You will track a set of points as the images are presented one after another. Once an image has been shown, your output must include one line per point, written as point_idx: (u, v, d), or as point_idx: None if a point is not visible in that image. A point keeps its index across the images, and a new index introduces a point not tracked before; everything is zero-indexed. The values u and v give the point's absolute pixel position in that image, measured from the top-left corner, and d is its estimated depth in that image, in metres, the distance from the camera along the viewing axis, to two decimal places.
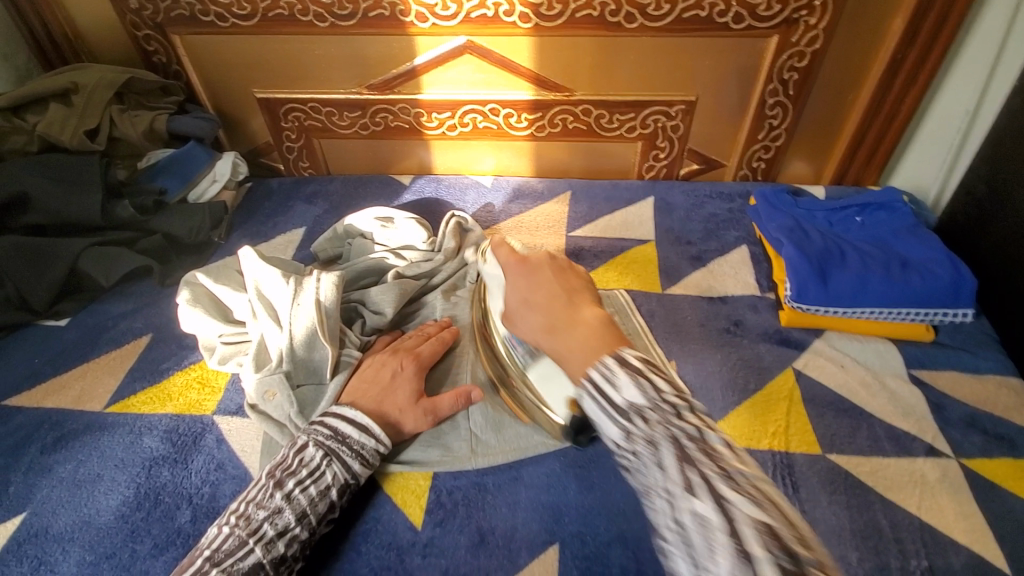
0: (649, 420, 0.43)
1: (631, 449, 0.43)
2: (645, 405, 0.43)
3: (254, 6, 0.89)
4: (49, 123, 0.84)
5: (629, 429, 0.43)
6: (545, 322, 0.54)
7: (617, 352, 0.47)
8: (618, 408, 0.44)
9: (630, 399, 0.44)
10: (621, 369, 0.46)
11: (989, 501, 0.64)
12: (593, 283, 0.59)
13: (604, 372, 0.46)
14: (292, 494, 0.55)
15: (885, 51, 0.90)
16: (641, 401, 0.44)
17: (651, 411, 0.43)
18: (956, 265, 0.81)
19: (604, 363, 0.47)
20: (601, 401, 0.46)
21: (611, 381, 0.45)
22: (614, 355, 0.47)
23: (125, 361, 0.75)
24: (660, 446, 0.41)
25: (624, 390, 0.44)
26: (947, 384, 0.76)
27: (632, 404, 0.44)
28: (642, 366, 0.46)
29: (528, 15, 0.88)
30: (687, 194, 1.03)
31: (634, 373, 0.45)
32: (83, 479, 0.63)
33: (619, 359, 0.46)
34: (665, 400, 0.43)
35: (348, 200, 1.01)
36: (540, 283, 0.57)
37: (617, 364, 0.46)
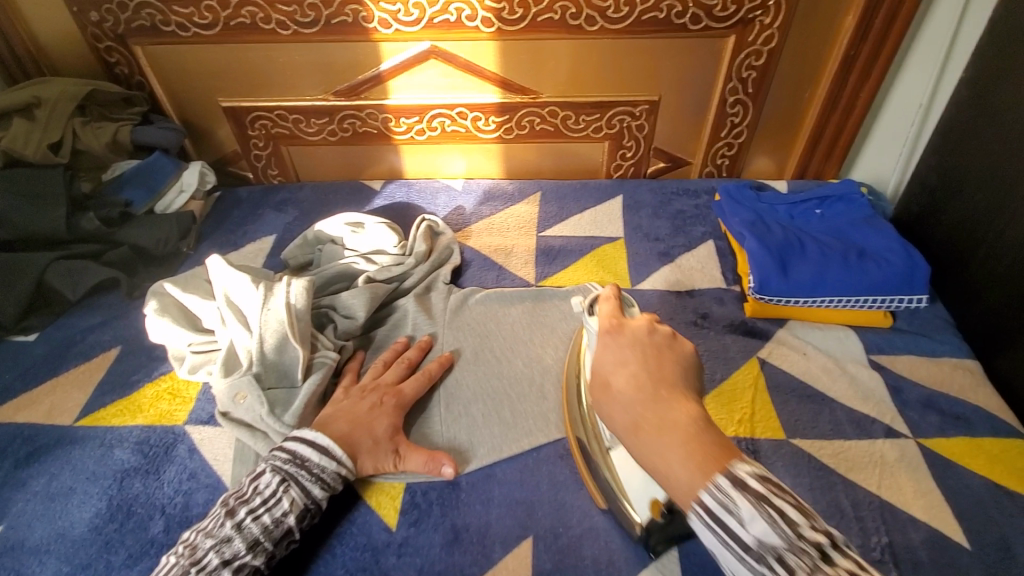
0: (791, 568, 0.38)
1: None
2: (779, 545, 0.39)
3: (216, 14, 0.89)
4: (13, 138, 0.82)
5: (769, 574, 0.39)
6: (627, 417, 0.47)
7: (730, 470, 0.42)
8: (744, 545, 0.40)
9: (759, 536, 0.39)
10: (742, 496, 0.40)
11: (945, 479, 0.66)
12: (693, 367, 0.52)
13: (721, 499, 0.41)
14: (243, 523, 0.54)
15: (838, 49, 0.93)
16: (773, 540, 0.39)
17: (791, 556, 0.38)
18: (910, 252, 0.84)
19: (721, 485, 0.41)
20: (721, 534, 0.41)
21: (730, 512, 0.40)
22: (726, 474, 0.42)
23: (94, 374, 0.74)
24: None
25: (751, 525, 0.39)
26: (904, 367, 0.79)
27: (761, 541, 0.39)
28: (763, 488, 0.40)
29: (490, 20, 0.89)
30: (654, 192, 1.05)
31: (757, 501, 0.40)
32: (56, 492, 0.62)
33: (735, 481, 0.41)
34: (803, 542, 0.38)
35: (319, 207, 1.01)
36: (628, 359, 0.51)
37: (734, 488, 0.41)
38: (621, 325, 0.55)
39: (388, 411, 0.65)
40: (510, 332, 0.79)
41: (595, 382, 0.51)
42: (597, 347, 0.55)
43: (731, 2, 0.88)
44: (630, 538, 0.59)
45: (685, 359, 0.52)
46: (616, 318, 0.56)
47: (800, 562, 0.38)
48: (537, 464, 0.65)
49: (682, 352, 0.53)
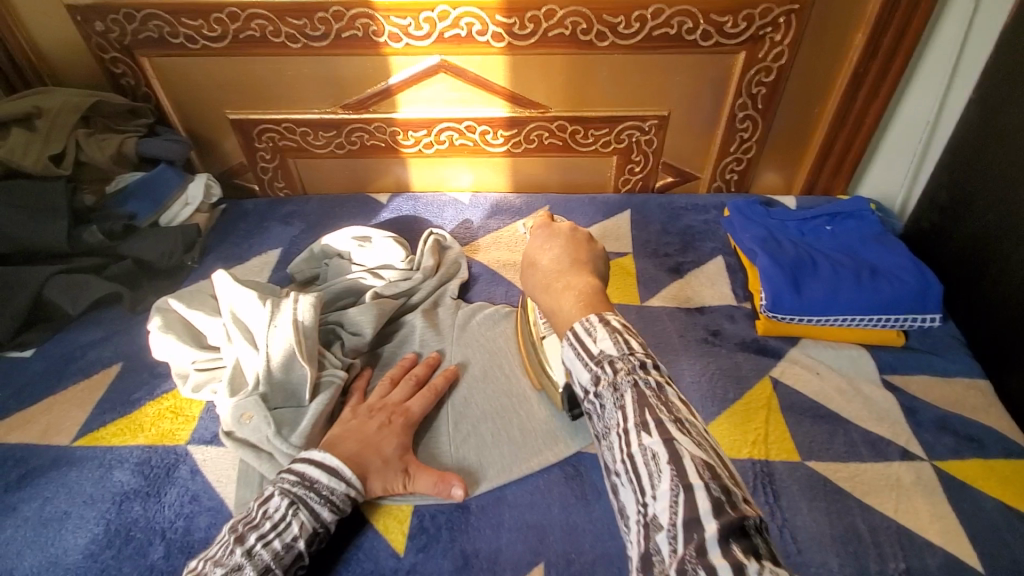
0: (614, 367, 0.47)
1: (597, 390, 0.48)
2: (616, 356, 0.47)
3: (225, 27, 0.88)
4: (10, 148, 0.80)
5: (598, 371, 0.48)
6: (544, 278, 0.59)
7: (601, 313, 0.52)
8: (590, 355, 0.49)
9: (603, 349, 0.48)
10: (603, 328, 0.50)
11: (962, 503, 0.65)
12: (603, 254, 0.64)
13: (586, 326, 0.50)
14: (254, 550, 0.52)
15: (848, 66, 0.93)
16: (613, 352, 0.48)
17: (620, 362, 0.47)
18: (922, 271, 0.83)
19: (589, 319, 0.51)
20: (578, 347, 0.50)
21: (590, 333, 0.50)
22: (599, 316, 0.51)
23: (95, 391, 0.73)
24: (623, 390, 0.45)
25: (600, 341, 0.49)
26: (919, 387, 0.77)
27: (602, 352, 0.48)
28: (620, 327, 0.50)
29: (501, 35, 0.89)
30: (663, 207, 1.04)
31: (612, 331, 0.49)
32: (50, 517, 0.60)
33: (602, 318, 0.51)
34: (633, 355, 0.47)
35: (325, 219, 1.00)
36: (554, 247, 0.62)
37: (599, 322, 0.50)
38: (551, 223, 0.66)
39: (397, 431, 0.64)
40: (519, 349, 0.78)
41: (525, 261, 0.63)
42: (530, 238, 0.65)
43: (742, 19, 0.88)
44: None
45: (597, 253, 0.63)
46: (548, 220, 0.67)
47: (624, 365, 0.47)
48: (548, 487, 0.64)
49: (598, 249, 0.64)
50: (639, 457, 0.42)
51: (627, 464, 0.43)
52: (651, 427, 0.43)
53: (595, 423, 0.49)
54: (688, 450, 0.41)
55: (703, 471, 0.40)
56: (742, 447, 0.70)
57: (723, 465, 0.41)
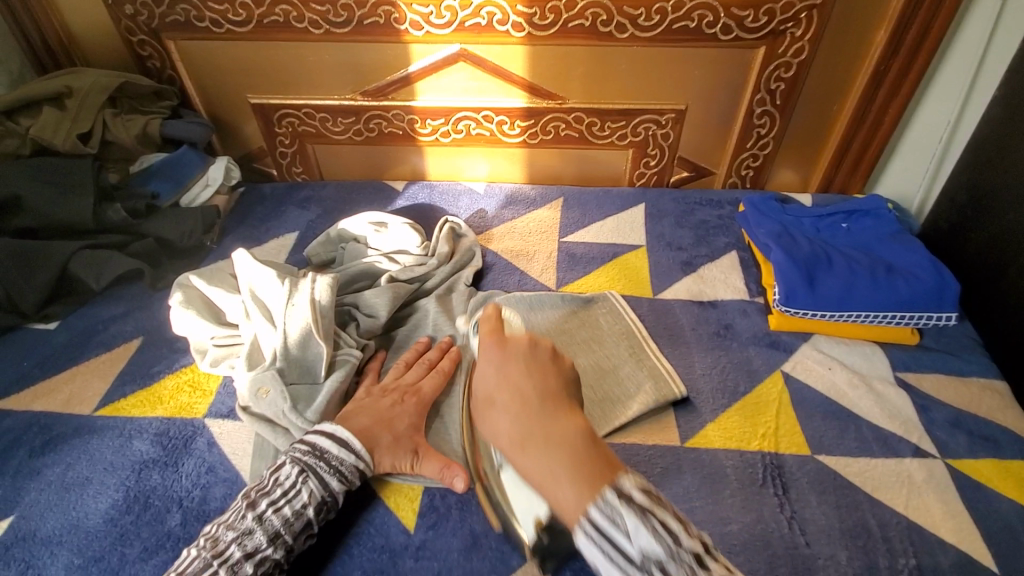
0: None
1: None
2: (662, 556, 0.41)
3: (250, 12, 0.90)
4: (42, 126, 0.83)
5: None
6: (515, 433, 0.49)
7: (616, 483, 0.44)
8: (629, 558, 0.41)
9: (644, 548, 0.41)
10: (628, 510, 0.43)
11: (973, 500, 0.65)
12: (570, 377, 0.55)
13: (608, 514, 0.42)
14: (264, 515, 0.53)
15: (869, 62, 0.92)
16: (656, 549, 0.41)
17: (672, 565, 0.41)
18: (939, 269, 0.83)
19: (608, 500, 0.43)
20: (606, 547, 0.42)
21: (617, 525, 0.42)
22: (613, 487, 0.44)
23: (115, 364, 0.74)
24: None
25: (635, 537, 0.42)
26: (932, 386, 0.77)
27: (644, 553, 0.41)
28: (645, 499, 0.43)
29: (521, 24, 0.90)
30: (677, 201, 1.04)
31: (642, 514, 0.42)
32: (72, 482, 0.62)
33: (622, 494, 0.43)
34: (682, 551, 0.41)
35: (342, 205, 1.01)
36: (514, 378, 0.52)
37: (619, 499, 0.43)
38: (506, 337, 0.56)
39: (410, 410, 0.65)
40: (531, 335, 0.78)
41: (482, 399, 0.53)
42: (482, 359, 0.55)
43: (763, 14, 0.88)
44: None
45: (566, 373, 0.55)
46: (498, 328, 0.58)
47: (680, 571, 0.41)
48: None
49: (565, 367, 0.55)
50: None
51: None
52: None
53: None
54: None
55: None
56: (752, 439, 0.70)
57: None
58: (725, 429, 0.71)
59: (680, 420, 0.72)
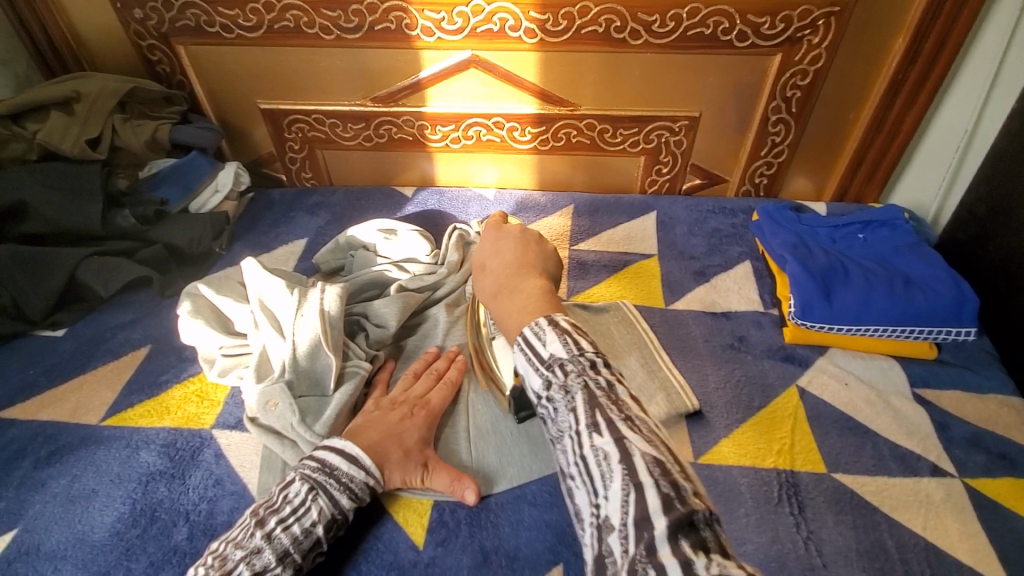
0: (567, 370, 0.50)
1: (550, 395, 0.51)
2: (565, 358, 0.51)
3: (260, 17, 0.89)
4: (50, 131, 0.82)
5: (550, 375, 0.51)
6: (491, 286, 0.64)
7: (549, 316, 0.56)
8: (541, 360, 0.52)
9: (553, 352, 0.52)
10: (552, 330, 0.54)
11: (995, 522, 0.63)
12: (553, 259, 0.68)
13: (535, 330, 0.54)
14: (274, 533, 0.52)
15: (887, 70, 0.91)
16: (562, 354, 0.51)
17: (569, 363, 0.51)
18: (959, 282, 0.81)
19: (539, 324, 0.55)
20: (529, 353, 0.54)
21: (539, 336, 0.54)
22: (547, 317, 0.55)
23: (123, 373, 0.74)
24: (574, 392, 0.49)
25: (550, 345, 0.52)
26: (952, 402, 0.75)
27: (552, 355, 0.52)
28: (569, 328, 0.54)
29: (533, 31, 0.89)
30: (689, 209, 1.03)
31: (561, 334, 0.53)
32: (77, 494, 0.61)
33: (551, 322, 0.55)
34: (582, 356, 0.51)
35: (351, 211, 1.00)
36: (501, 250, 0.67)
37: (548, 325, 0.54)
38: (502, 223, 0.71)
39: (420, 424, 0.64)
40: None
41: (476, 266, 0.68)
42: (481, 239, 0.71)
43: (780, 21, 0.86)
44: None
45: (546, 254, 0.69)
46: (500, 219, 0.73)
47: (574, 367, 0.50)
48: None
49: (548, 251, 0.69)
50: (593, 465, 0.45)
51: (582, 465, 0.46)
52: (602, 428, 0.46)
53: (549, 424, 0.52)
54: (638, 447, 0.44)
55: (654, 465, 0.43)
56: (767, 456, 0.69)
57: (670, 456, 0.44)
58: (739, 444, 0.70)
59: (693, 434, 0.71)
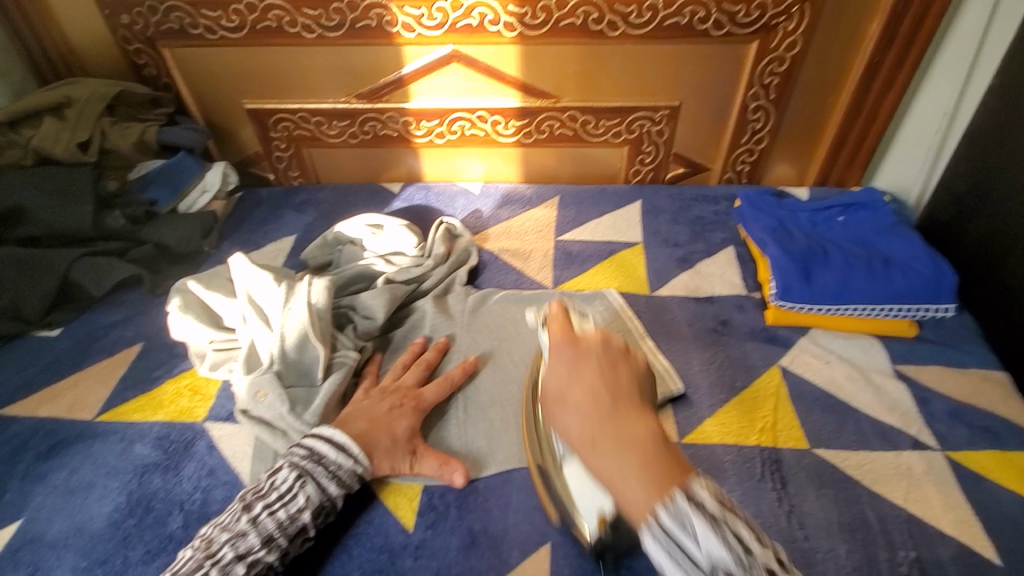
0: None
1: None
2: (732, 565, 0.37)
3: (243, 18, 0.90)
4: (43, 136, 0.84)
5: None
6: (582, 431, 0.45)
7: (685, 488, 0.40)
8: (695, 565, 0.37)
9: (711, 555, 0.37)
10: (699, 517, 0.39)
11: (974, 492, 0.65)
12: (645, 373, 0.51)
13: (676, 518, 0.39)
14: (259, 518, 0.54)
15: (862, 55, 0.92)
16: (725, 558, 0.37)
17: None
18: (936, 261, 0.83)
19: (677, 504, 0.39)
20: (673, 550, 0.38)
21: (684, 528, 0.38)
22: (682, 490, 0.40)
23: (116, 369, 0.75)
24: None
25: (703, 542, 0.38)
26: (931, 378, 0.77)
27: (711, 563, 0.37)
28: (715, 507, 0.40)
29: (513, 24, 0.90)
30: (673, 197, 1.04)
31: (712, 524, 0.38)
32: (76, 486, 0.63)
33: (689, 497, 0.39)
34: (746, 551, 0.38)
35: (338, 208, 1.02)
36: (584, 376, 0.48)
37: (689, 506, 0.39)
38: (577, 338, 0.52)
39: (408, 412, 0.65)
40: (528, 335, 0.78)
41: (550, 396, 0.49)
42: (549, 361, 0.52)
43: (754, 8, 0.88)
44: None
45: (637, 372, 0.50)
46: (567, 330, 0.53)
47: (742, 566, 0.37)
48: None
49: (637, 366, 0.51)
50: None
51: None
52: None
53: None
54: None
55: None
56: (750, 434, 0.70)
57: None
58: (723, 423, 0.71)
59: (677, 415, 0.72)
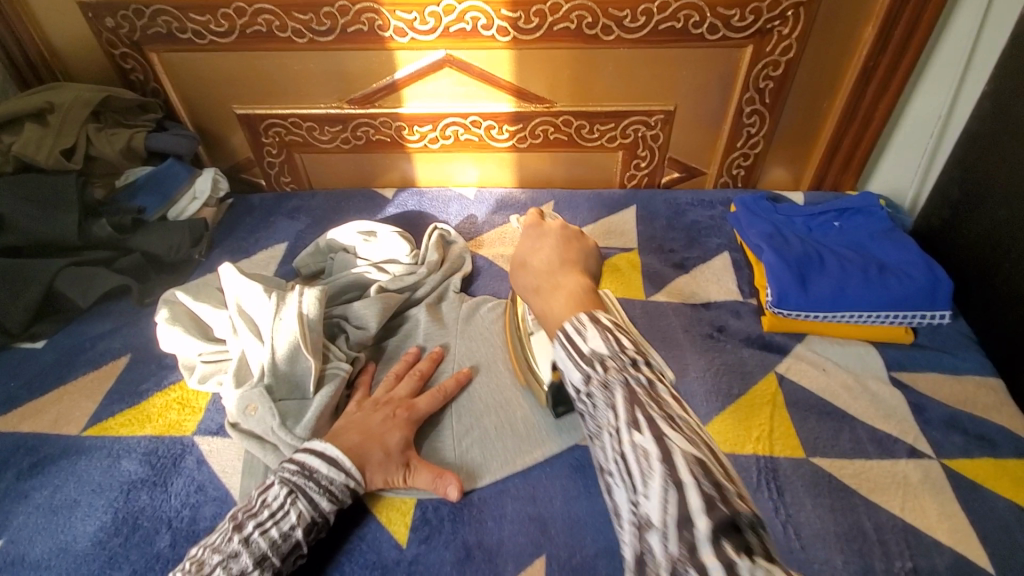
0: (606, 366, 0.46)
1: (587, 390, 0.46)
2: (607, 354, 0.47)
3: (232, 22, 0.89)
4: (26, 142, 0.82)
5: (589, 370, 0.46)
6: (532, 282, 0.62)
7: (588, 312, 0.51)
8: (581, 355, 0.48)
9: (594, 348, 0.47)
10: (592, 326, 0.49)
11: (971, 501, 0.64)
12: (589, 253, 0.70)
13: (576, 325, 0.50)
14: (251, 537, 0.53)
15: (857, 59, 0.92)
16: (603, 350, 0.47)
17: (611, 361, 0.46)
18: (932, 267, 0.82)
19: (580, 319, 0.50)
20: (568, 349, 0.49)
21: (581, 332, 0.49)
22: (587, 313, 0.51)
23: (104, 382, 0.74)
24: (614, 388, 0.44)
25: (590, 340, 0.48)
26: (927, 385, 0.77)
27: (593, 352, 0.47)
28: (611, 326, 0.50)
29: (506, 29, 0.89)
30: (668, 202, 1.04)
31: (602, 329, 0.48)
32: (59, 505, 0.61)
33: (592, 317, 0.50)
34: (622, 351, 0.46)
35: (331, 214, 1.00)
36: (541, 249, 0.67)
37: (588, 320, 0.50)
38: (540, 223, 0.72)
39: (401, 424, 0.64)
40: None
41: (516, 262, 0.67)
42: (523, 237, 0.71)
43: (749, 13, 0.87)
44: None
45: (588, 249, 0.72)
46: (537, 217, 0.74)
47: (616, 361, 0.46)
48: (550, 480, 0.64)
49: (587, 245, 0.71)
50: (629, 463, 0.41)
51: (621, 463, 0.42)
52: (642, 424, 0.42)
53: (586, 419, 0.48)
54: (680, 447, 0.40)
55: (695, 467, 0.39)
56: (746, 443, 0.70)
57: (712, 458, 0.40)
58: (719, 432, 0.71)
59: None
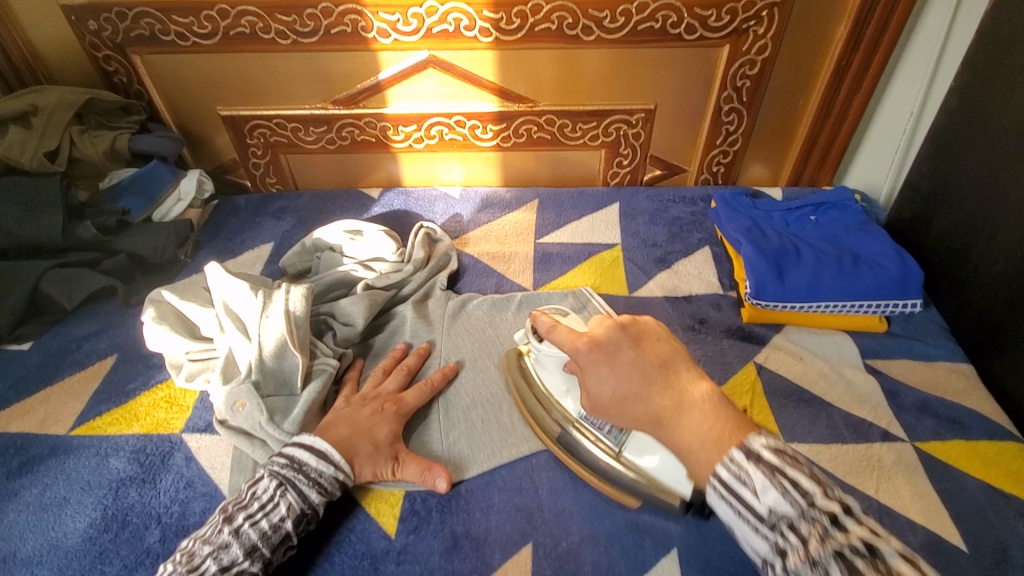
0: (801, 533, 0.42)
1: (788, 564, 0.43)
2: (791, 514, 0.43)
3: (215, 24, 0.89)
4: (9, 146, 0.82)
5: (779, 539, 0.44)
6: (638, 411, 0.53)
7: (744, 444, 0.47)
8: (757, 515, 0.45)
9: (772, 506, 0.44)
10: (756, 468, 0.46)
11: (942, 481, 0.67)
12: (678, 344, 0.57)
13: (735, 472, 0.46)
14: (241, 529, 0.53)
15: (830, 59, 0.95)
16: (785, 509, 0.44)
17: (802, 523, 0.43)
18: (903, 258, 0.85)
19: (736, 460, 0.47)
20: (735, 502, 0.46)
21: (744, 482, 0.46)
22: (741, 448, 0.47)
23: (90, 383, 0.74)
24: (824, 564, 0.40)
25: (764, 496, 0.45)
26: (900, 371, 0.79)
27: (773, 511, 0.44)
28: (777, 460, 0.46)
29: (488, 30, 0.90)
30: (651, 199, 1.06)
31: (770, 473, 0.45)
32: (49, 502, 0.62)
33: (750, 454, 0.47)
34: (815, 511, 0.42)
35: (317, 214, 1.01)
36: (621, 368, 0.54)
37: (748, 462, 0.46)
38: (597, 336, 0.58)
39: (389, 418, 0.65)
40: (508, 339, 0.79)
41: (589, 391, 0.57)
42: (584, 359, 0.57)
43: (725, 13, 0.90)
44: (629, 543, 0.59)
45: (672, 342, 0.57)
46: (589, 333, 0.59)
47: (810, 530, 0.42)
48: (537, 470, 0.65)
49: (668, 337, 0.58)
50: None
51: None
52: None
53: None
54: None
55: None
56: None
57: None
58: None
59: None
